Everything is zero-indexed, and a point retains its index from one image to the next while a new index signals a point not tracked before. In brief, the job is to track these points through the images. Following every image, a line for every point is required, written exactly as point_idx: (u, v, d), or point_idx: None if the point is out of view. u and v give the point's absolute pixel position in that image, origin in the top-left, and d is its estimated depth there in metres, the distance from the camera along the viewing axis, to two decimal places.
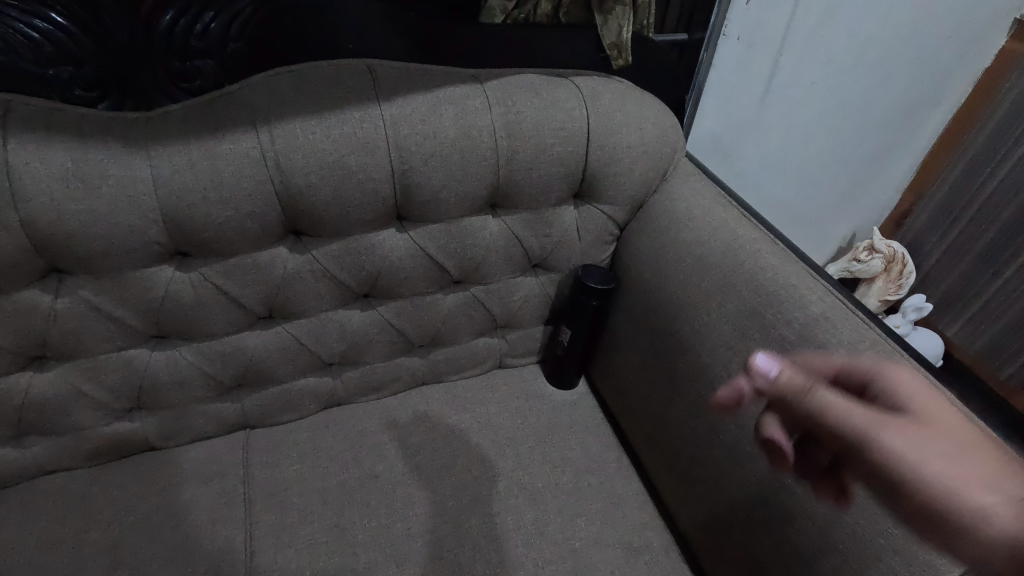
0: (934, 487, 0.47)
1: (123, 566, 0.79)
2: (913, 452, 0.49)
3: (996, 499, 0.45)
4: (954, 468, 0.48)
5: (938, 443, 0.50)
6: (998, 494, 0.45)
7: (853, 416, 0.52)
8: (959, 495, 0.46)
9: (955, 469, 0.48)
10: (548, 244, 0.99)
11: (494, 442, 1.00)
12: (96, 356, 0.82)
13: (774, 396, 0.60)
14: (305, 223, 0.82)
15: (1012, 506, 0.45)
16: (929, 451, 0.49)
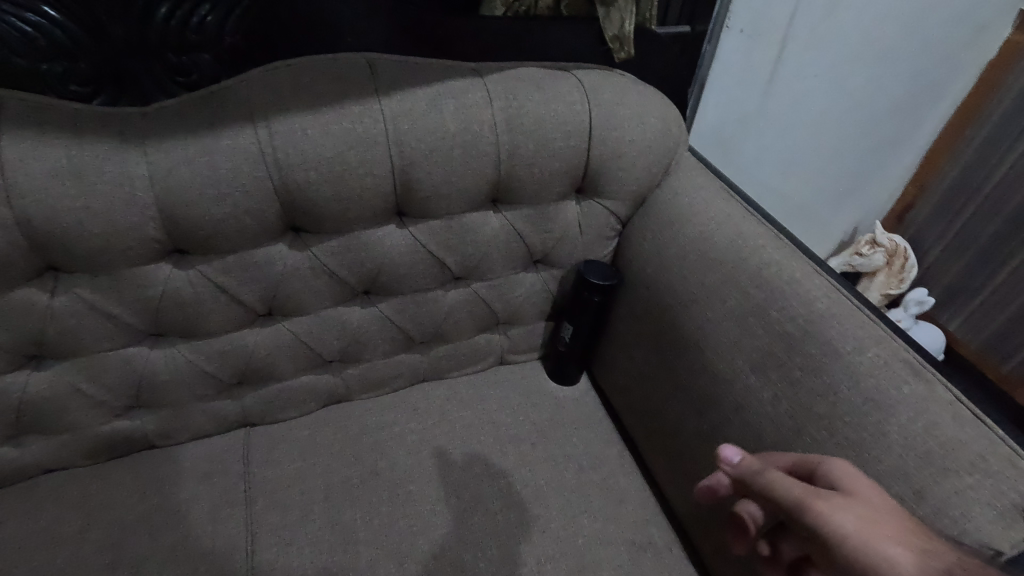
0: (866, 557, 0.41)
1: (124, 564, 0.79)
2: (853, 526, 0.43)
3: (903, 552, 0.41)
4: (884, 535, 0.42)
5: (873, 513, 0.44)
6: (910, 550, 0.41)
7: (794, 490, 0.47)
8: (883, 559, 0.40)
9: (880, 531, 0.42)
10: (550, 239, 0.98)
11: (496, 439, 0.99)
12: (94, 355, 0.81)
13: (739, 485, 0.54)
14: (304, 220, 0.81)
15: (926, 561, 0.40)
16: (859, 514, 0.44)
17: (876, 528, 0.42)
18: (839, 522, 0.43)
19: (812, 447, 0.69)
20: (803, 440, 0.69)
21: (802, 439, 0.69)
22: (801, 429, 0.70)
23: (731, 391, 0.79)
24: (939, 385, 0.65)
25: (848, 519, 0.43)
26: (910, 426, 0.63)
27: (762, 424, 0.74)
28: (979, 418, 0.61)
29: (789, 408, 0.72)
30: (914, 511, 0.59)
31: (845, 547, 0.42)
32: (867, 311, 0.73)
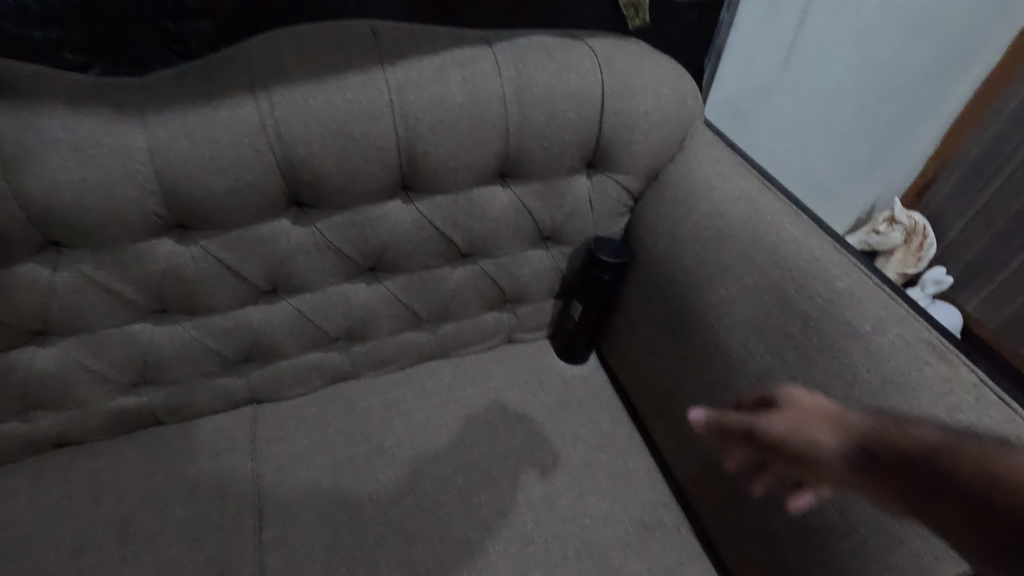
0: (803, 446, 0.50)
1: (135, 538, 0.80)
2: (785, 425, 0.51)
3: (834, 432, 0.50)
4: (816, 420, 0.51)
5: (802, 410, 0.52)
6: (839, 427, 0.50)
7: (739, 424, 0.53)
8: (816, 444, 0.49)
9: (811, 418, 0.51)
10: (559, 216, 0.96)
11: (504, 418, 0.98)
12: (99, 331, 0.81)
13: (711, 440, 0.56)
14: (307, 194, 0.79)
15: (849, 430, 0.50)
16: (801, 416, 0.51)
17: (798, 413, 0.52)
18: (774, 427, 0.52)
19: None
20: None
21: None
22: None
23: (744, 372, 0.77)
24: (964, 368, 0.63)
25: (777, 421, 0.52)
26: (932, 409, 0.61)
27: None
28: (1005, 402, 0.59)
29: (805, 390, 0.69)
30: None
31: (789, 446, 0.50)
32: (888, 290, 0.71)
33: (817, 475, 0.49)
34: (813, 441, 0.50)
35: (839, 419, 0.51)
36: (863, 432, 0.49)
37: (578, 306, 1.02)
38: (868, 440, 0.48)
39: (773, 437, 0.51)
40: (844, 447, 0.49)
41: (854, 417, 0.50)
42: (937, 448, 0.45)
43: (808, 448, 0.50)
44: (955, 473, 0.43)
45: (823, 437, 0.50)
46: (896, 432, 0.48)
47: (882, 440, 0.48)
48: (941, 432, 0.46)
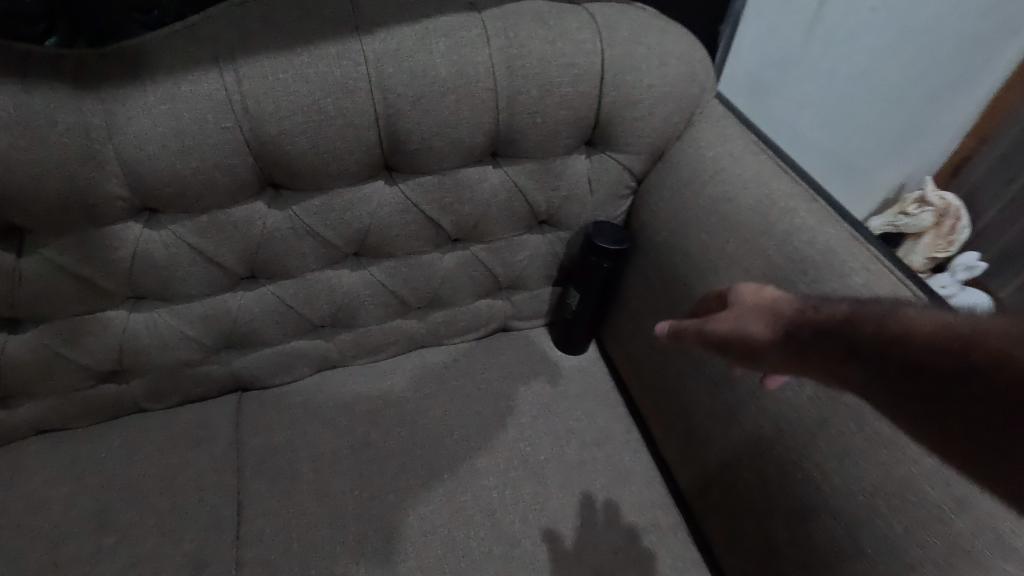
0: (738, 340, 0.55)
1: (111, 530, 0.78)
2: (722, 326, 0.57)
3: (766, 323, 0.54)
4: (751, 315, 0.55)
5: (744, 311, 0.56)
6: (772, 317, 0.54)
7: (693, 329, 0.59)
8: (748, 336, 0.55)
9: (751, 318, 0.55)
10: (555, 198, 0.89)
11: (495, 411, 0.94)
12: (72, 318, 0.78)
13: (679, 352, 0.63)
14: (280, 175, 0.74)
15: (779, 318, 0.53)
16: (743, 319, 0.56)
17: (742, 313, 0.56)
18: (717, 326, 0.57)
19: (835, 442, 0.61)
20: (827, 433, 0.62)
21: (827, 431, 0.62)
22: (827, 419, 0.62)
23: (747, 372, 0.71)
24: None
25: (717, 322, 0.57)
26: None
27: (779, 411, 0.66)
28: None
29: (814, 397, 0.63)
30: (953, 522, 0.52)
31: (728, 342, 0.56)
32: (912, 285, 0.63)
33: (758, 359, 0.54)
34: (751, 335, 0.54)
35: (769, 312, 0.54)
36: (789, 320, 0.52)
37: (575, 295, 0.97)
38: (795, 327, 0.51)
39: (716, 336, 0.57)
40: (775, 333, 0.53)
41: (783, 309, 0.53)
42: (850, 321, 0.47)
43: (737, 340, 0.55)
44: (864, 343, 0.45)
45: (752, 329, 0.55)
46: (820, 320, 0.50)
47: (814, 324, 0.50)
48: (849, 307, 0.49)
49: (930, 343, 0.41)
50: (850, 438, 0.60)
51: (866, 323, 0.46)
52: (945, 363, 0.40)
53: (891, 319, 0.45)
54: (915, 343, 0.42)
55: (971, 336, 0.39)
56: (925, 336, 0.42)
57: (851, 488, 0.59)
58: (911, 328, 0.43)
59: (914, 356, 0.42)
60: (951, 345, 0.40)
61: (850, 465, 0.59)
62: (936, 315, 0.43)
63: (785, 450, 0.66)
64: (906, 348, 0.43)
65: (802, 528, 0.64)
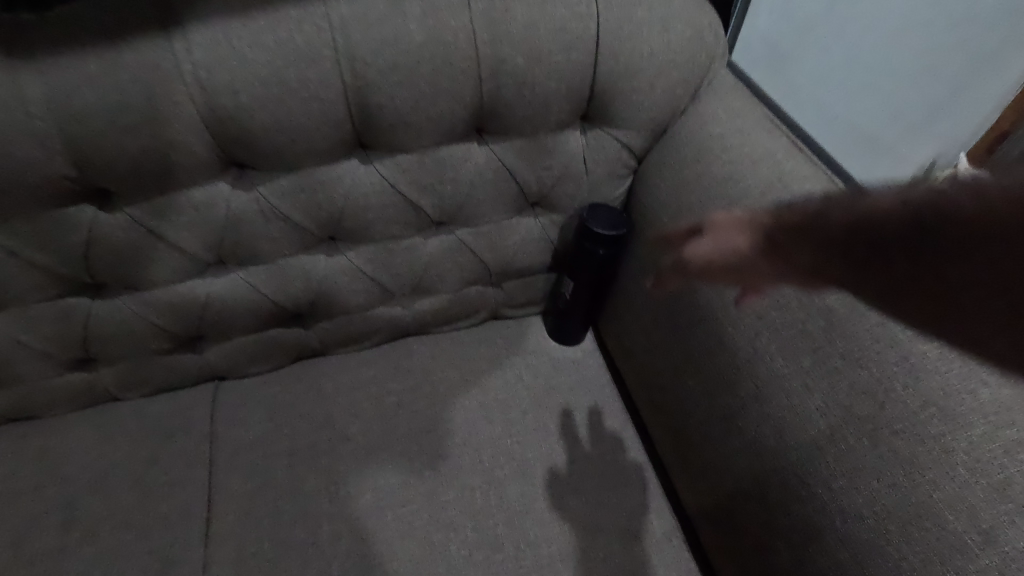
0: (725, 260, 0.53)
1: (77, 526, 0.75)
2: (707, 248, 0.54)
3: (743, 232, 0.52)
4: (728, 230, 0.53)
5: (720, 229, 0.54)
6: (747, 225, 0.52)
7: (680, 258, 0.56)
8: (737, 254, 0.52)
9: (727, 231, 0.53)
10: (548, 178, 0.82)
11: (482, 405, 0.89)
12: (30, 305, 0.73)
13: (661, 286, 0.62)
14: (241, 154, 0.67)
15: (753, 221, 0.52)
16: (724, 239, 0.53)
17: (719, 231, 0.54)
18: (703, 248, 0.54)
19: (844, 457, 0.55)
20: (833, 446, 0.56)
21: (834, 445, 0.56)
22: (836, 431, 0.56)
23: (750, 375, 0.66)
24: None
25: (702, 243, 0.54)
26: (986, 448, 0.47)
27: (784, 419, 0.61)
28: None
29: (822, 404, 0.58)
30: (979, 558, 0.45)
31: (717, 264, 0.53)
32: None
33: (744, 272, 0.52)
34: (733, 252, 0.52)
35: (745, 223, 0.52)
36: (767, 229, 0.50)
37: (569, 282, 0.91)
38: (775, 233, 0.49)
39: (700, 261, 0.54)
40: (758, 242, 0.51)
41: (760, 218, 0.51)
42: (823, 212, 0.47)
43: (721, 258, 0.53)
44: (844, 234, 0.45)
45: (733, 244, 0.52)
46: (796, 220, 0.48)
47: (795, 226, 0.48)
48: (819, 201, 0.49)
49: (908, 211, 0.41)
50: (861, 452, 0.54)
51: (843, 216, 0.45)
52: (930, 236, 0.40)
53: (864, 206, 0.45)
54: (897, 216, 0.42)
55: (950, 203, 0.39)
56: (901, 214, 0.42)
57: (859, 508, 0.53)
58: (884, 210, 0.43)
59: (901, 234, 0.41)
60: (931, 217, 0.40)
61: (859, 483, 0.53)
62: (898, 190, 0.43)
63: (788, 459, 0.60)
64: (888, 230, 0.42)
65: (806, 552, 0.58)
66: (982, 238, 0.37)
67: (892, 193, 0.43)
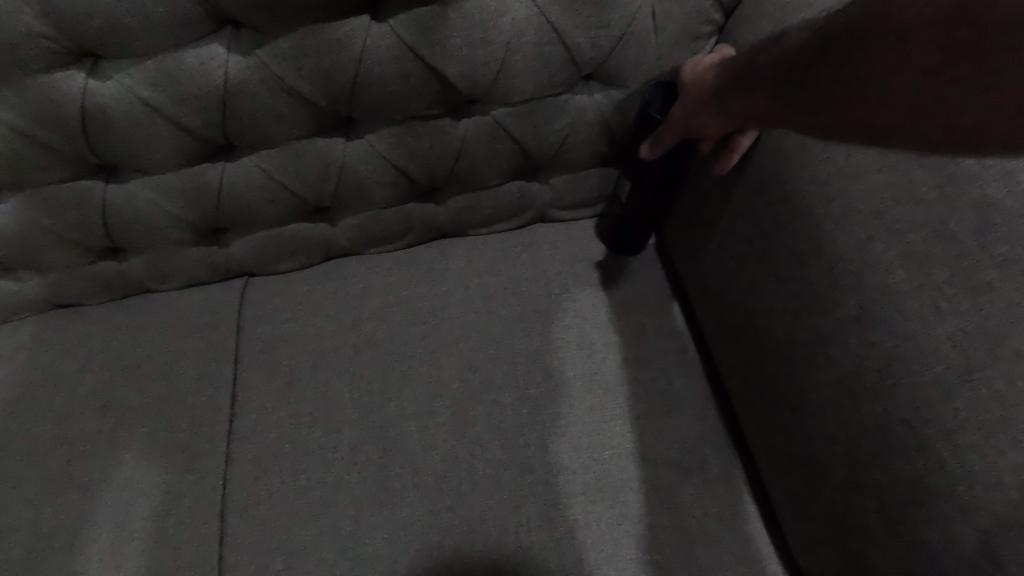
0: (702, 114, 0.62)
1: (115, 412, 0.76)
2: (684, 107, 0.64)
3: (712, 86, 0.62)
4: (700, 88, 0.63)
5: (692, 90, 0.64)
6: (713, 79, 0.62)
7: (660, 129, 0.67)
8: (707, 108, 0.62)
9: (698, 91, 0.63)
10: (608, 40, 0.66)
11: (521, 316, 0.79)
12: (46, 189, 0.70)
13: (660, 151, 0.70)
14: (232, 5, 0.57)
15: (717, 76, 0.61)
16: (695, 97, 0.63)
17: (691, 94, 0.64)
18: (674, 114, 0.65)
19: (986, 407, 0.43)
20: (969, 393, 0.44)
21: (968, 390, 0.44)
22: (972, 373, 0.44)
23: (854, 293, 0.51)
24: None
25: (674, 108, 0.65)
26: None
27: (898, 349, 0.48)
28: None
29: (960, 331, 0.45)
30: None
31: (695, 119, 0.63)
32: None
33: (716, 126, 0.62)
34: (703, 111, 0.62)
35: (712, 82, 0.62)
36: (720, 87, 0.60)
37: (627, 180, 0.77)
38: (725, 87, 0.59)
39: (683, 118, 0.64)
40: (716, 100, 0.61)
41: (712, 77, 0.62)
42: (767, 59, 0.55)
43: (693, 119, 0.64)
44: (779, 69, 0.54)
45: (701, 104, 0.62)
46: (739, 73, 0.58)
47: (739, 76, 0.58)
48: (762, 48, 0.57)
49: (836, 28, 0.49)
50: (1010, 403, 0.42)
51: (771, 60, 0.55)
52: (843, 47, 0.48)
53: (784, 49, 0.54)
54: (827, 38, 0.50)
55: (847, 21, 0.48)
56: (810, 43, 0.51)
57: (999, 475, 0.42)
58: (797, 45, 0.53)
59: (831, 47, 0.49)
60: (828, 35, 0.50)
61: (999, 442, 0.42)
62: (804, 28, 0.53)
63: (895, 405, 0.48)
64: (805, 55, 0.51)
65: (906, 513, 0.48)
66: (879, 33, 0.46)
67: (800, 29, 0.53)
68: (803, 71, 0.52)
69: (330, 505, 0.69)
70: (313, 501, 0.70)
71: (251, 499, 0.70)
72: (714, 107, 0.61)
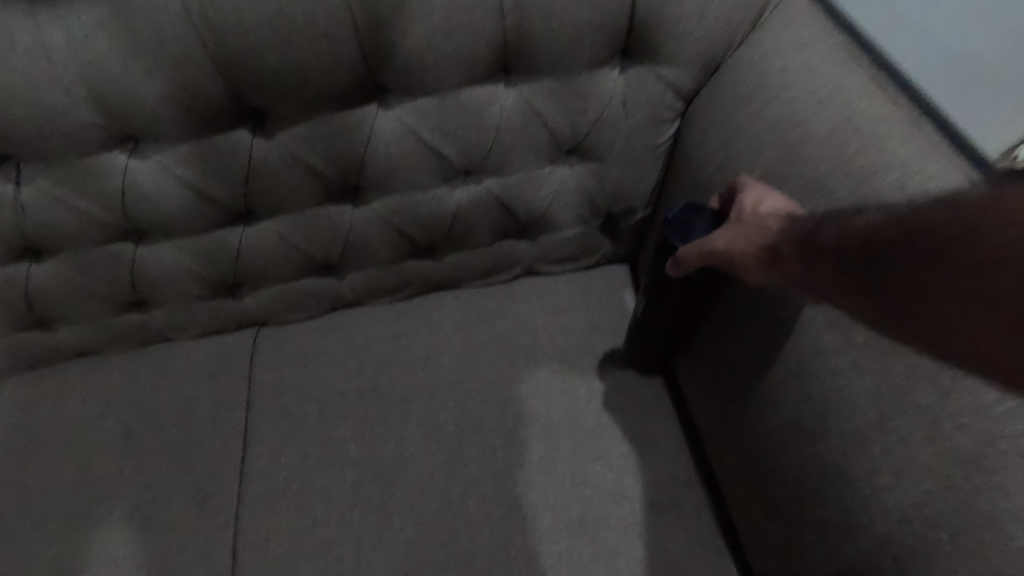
0: (741, 251, 0.58)
1: (134, 453, 0.82)
2: (728, 238, 0.60)
3: (762, 228, 0.57)
4: (748, 227, 0.58)
5: (740, 226, 0.59)
6: (766, 223, 0.58)
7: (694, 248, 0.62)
8: (749, 247, 0.58)
9: (744, 229, 0.59)
10: (584, 123, 0.75)
11: (510, 363, 0.86)
12: (83, 250, 0.78)
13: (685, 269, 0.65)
14: (257, 99, 0.66)
15: (770, 222, 0.57)
16: (742, 232, 0.59)
17: (738, 229, 0.59)
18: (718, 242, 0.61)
19: (898, 453, 0.50)
20: (884, 439, 0.51)
21: (884, 437, 0.51)
22: (885, 422, 0.51)
23: (794, 349, 0.59)
24: None
25: (718, 236, 0.61)
26: None
27: (831, 397, 0.55)
28: None
29: (874, 387, 0.52)
30: None
31: (733, 253, 0.59)
32: None
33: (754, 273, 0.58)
34: (744, 250, 0.58)
35: (764, 226, 0.57)
36: (777, 235, 0.56)
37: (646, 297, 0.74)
38: (777, 241, 0.55)
39: (723, 248, 0.60)
40: (767, 247, 0.56)
41: (768, 224, 0.57)
42: (833, 228, 0.52)
43: (733, 255, 0.59)
44: (843, 244, 0.50)
45: (743, 242, 0.58)
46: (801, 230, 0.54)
47: (802, 236, 0.54)
48: (830, 217, 0.53)
49: (916, 224, 0.46)
50: (913, 448, 0.49)
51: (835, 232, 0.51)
52: (912, 247, 0.45)
53: (853, 224, 0.50)
54: (906, 231, 0.46)
55: (928, 224, 0.45)
56: (885, 228, 0.48)
57: (906, 511, 0.49)
58: (871, 226, 0.49)
59: (903, 243, 0.46)
60: (902, 227, 0.47)
61: (906, 482, 0.49)
62: (880, 212, 0.50)
63: (829, 449, 0.55)
64: (875, 238, 0.48)
65: (840, 545, 0.55)
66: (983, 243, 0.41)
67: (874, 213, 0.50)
68: (863, 252, 0.49)
69: (332, 542, 0.75)
70: (316, 538, 0.75)
71: (259, 536, 0.76)
72: (760, 256, 0.57)
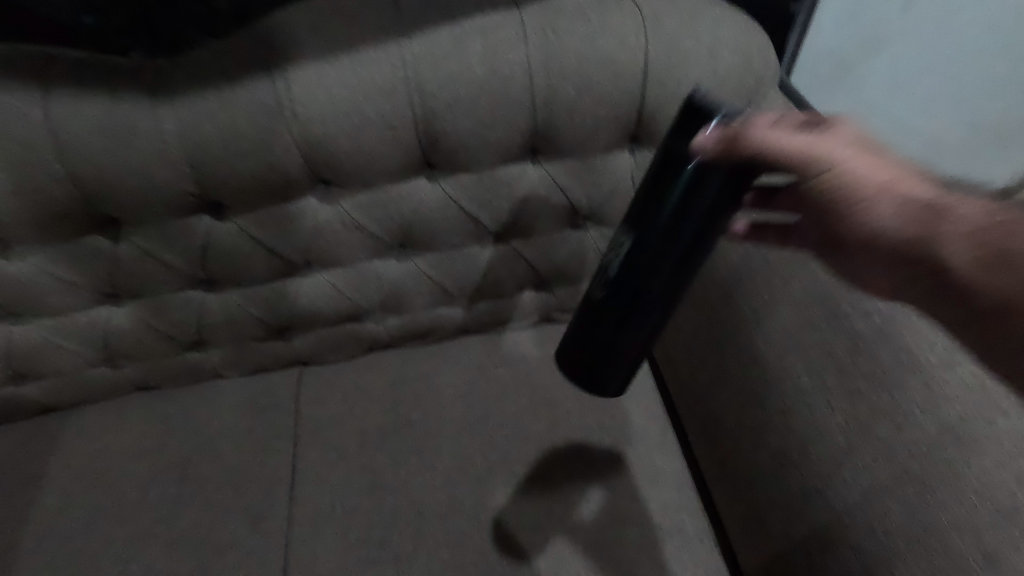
0: (867, 182, 0.49)
1: (191, 479, 0.91)
2: (854, 163, 0.50)
3: (900, 182, 0.49)
4: (884, 168, 0.50)
5: (875, 161, 0.50)
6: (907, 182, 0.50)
7: (793, 147, 0.49)
8: (880, 187, 0.49)
9: (877, 167, 0.50)
10: (598, 195, 0.88)
11: (530, 401, 0.97)
12: (159, 296, 0.90)
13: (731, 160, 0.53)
14: (328, 174, 0.79)
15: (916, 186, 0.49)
16: (877, 167, 0.50)
17: (869, 160, 0.50)
18: (837, 158, 0.50)
19: (866, 474, 0.61)
20: (854, 465, 0.62)
21: (853, 462, 0.62)
22: (852, 451, 0.62)
23: (779, 390, 0.70)
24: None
25: (842, 154, 0.50)
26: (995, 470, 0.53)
27: (810, 432, 0.66)
28: None
29: (843, 421, 0.64)
30: None
31: (851, 182, 0.49)
32: None
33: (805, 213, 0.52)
34: (870, 186, 0.49)
35: (913, 186, 0.50)
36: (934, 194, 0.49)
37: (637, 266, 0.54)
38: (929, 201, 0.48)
39: (850, 167, 0.49)
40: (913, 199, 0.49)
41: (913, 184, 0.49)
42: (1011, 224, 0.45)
43: (855, 185, 0.49)
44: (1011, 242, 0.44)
45: (869, 180, 0.49)
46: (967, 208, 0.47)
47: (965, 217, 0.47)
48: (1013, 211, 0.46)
49: None
50: (875, 472, 0.60)
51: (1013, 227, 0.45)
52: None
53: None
54: None
55: None
56: None
57: (872, 525, 0.59)
58: None
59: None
60: None
61: (871, 500, 0.60)
62: None
63: (809, 475, 0.66)
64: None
65: (821, 558, 0.64)
66: None
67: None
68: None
69: (373, 560, 0.83)
70: (358, 556, 0.84)
71: (307, 555, 0.84)
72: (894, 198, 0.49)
